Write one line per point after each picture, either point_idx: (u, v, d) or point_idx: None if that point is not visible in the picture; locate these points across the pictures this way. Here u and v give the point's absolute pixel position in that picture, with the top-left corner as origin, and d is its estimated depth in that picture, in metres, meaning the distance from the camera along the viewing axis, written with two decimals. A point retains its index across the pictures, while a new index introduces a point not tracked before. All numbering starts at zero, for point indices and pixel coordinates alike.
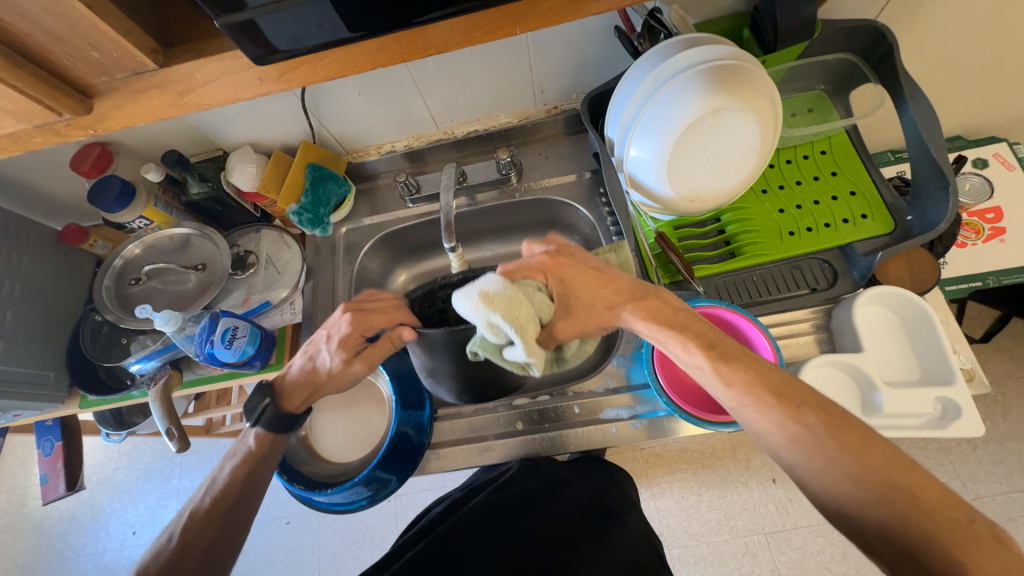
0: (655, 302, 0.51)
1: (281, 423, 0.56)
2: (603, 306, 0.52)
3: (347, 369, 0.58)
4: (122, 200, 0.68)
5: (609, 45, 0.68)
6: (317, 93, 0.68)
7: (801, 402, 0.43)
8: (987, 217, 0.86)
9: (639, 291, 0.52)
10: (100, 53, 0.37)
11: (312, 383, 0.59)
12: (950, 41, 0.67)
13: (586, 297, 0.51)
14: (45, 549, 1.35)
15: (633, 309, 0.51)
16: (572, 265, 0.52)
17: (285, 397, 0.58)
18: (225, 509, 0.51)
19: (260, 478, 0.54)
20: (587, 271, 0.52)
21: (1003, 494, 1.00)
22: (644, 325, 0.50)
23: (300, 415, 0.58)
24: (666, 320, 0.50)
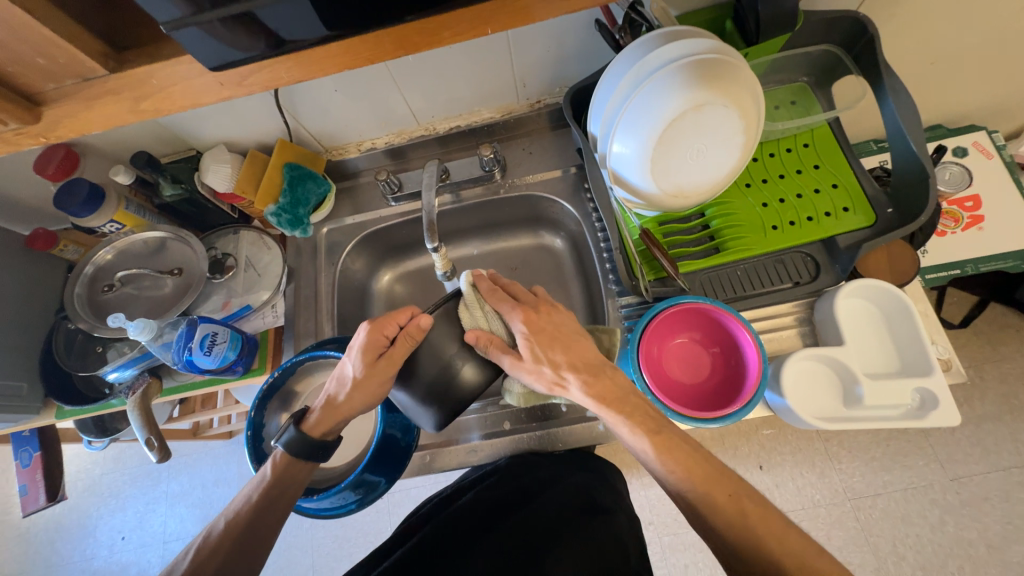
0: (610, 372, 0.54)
1: (305, 453, 0.55)
2: (559, 369, 0.52)
3: (366, 379, 0.53)
4: (90, 205, 0.66)
5: (589, 38, 0.67)
6: (291, 91, 0.66)
7: (733, 491, 0.46)
8: (966, 206, 0.87)
9: (596, 364, 0.54)
10: (46, 60, 0.35)
11: (330, 412, 0.56)
12: (928, 32, 0.67)
13: (549, 359, 0.52)
14: (31, 558, 1.33)
15: (581, 383, 0.52)
16: (549, 322, 0.55)
17: (309, 418, 0.56)
18: (241, 527, 0.52)
19: (285, 502, 0.55)
20: (552, 332, 0.54)
21: (981, 474, 1.03)
22: (591, 394, 0.51)
23: (323, 441, 0.56)
24: (619, 393, 0.52)
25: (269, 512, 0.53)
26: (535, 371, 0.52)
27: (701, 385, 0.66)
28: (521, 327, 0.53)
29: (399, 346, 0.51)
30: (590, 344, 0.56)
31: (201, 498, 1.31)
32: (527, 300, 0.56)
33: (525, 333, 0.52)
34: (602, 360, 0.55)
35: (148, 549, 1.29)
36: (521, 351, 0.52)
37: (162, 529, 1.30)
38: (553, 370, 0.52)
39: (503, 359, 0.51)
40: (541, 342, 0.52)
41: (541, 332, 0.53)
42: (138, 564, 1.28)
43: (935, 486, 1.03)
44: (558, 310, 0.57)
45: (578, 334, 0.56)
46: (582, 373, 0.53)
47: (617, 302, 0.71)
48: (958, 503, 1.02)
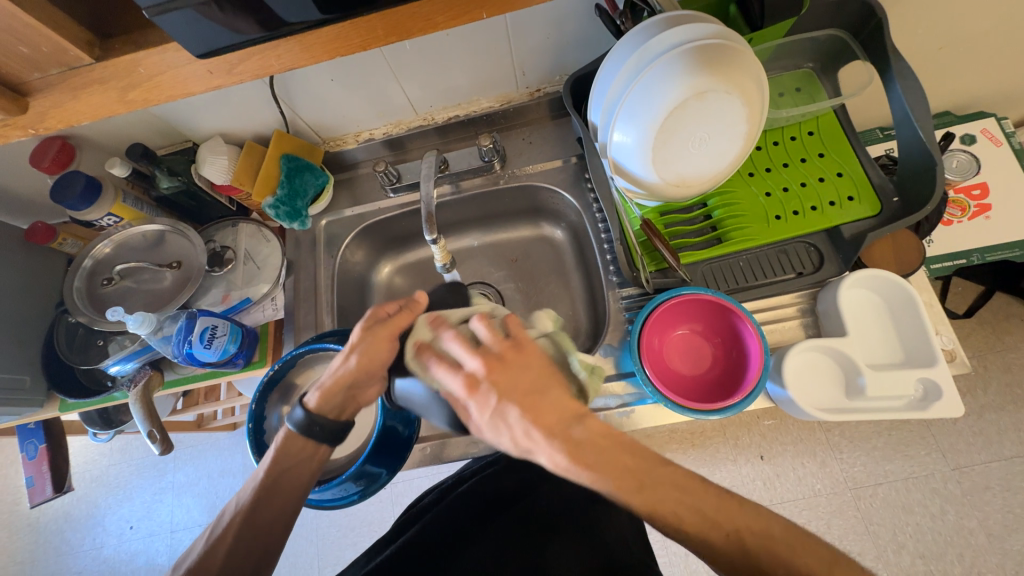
0: (579, 427, 0.42)
1: (304, 428, 0.54)
2: (524, 446, 0.42)
3: (368, 339, 0.54)
4: (87, 198, 0.66)
5: (589, 24, 0.65)
6: (287, 80, 0.65)
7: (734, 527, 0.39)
8: (973, 194, 0.85)
9: (565, 424, 0.42)
10: (29, 47, 0.34)
11: (327, 390, 0.54)
12: (938, 15, 0.65)
13: (507, 435, 0.42)
14: (42, 546, 1.35)
15: (550, 460, 0.41)
16: (504, 386, 0.43)
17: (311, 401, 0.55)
18: (249, 505, 0.53)
19: (296, 478, 0.55)
20: (504, 403, 0.42)
21: (982, 464, 1.02)
22: (562, 464, 0.41)
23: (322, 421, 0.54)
24: (605, 458, 0.41)
25: (279, 488, 0.54)
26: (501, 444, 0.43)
27: (701, 375, 0.66)
28: (471, 404, 0.43)
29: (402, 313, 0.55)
30: (557, 398, 0.43)
31: (207, 488, 1.33)
32: (472, 364, 0.44)
33: (477, 412, 0.43)
34: (572, 414, 0.42)
35: (156, 538, 1.31)
36: (481, 429, 0.44)
37: (169, 518, 1.32)
38: (515, 444, 0.42)
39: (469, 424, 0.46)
40: (493, 416, 0.42)
41: (498, 410, 0.42)
42: (146, 553, 1.30)
43: (936, 476, 1.03)
44: (514, 367, 0.44)
45: (543, 388, 0.43)
46: (548, 442, 0.41)
47: (618, 294, 0.71)
48: (960, 492, 1.02)
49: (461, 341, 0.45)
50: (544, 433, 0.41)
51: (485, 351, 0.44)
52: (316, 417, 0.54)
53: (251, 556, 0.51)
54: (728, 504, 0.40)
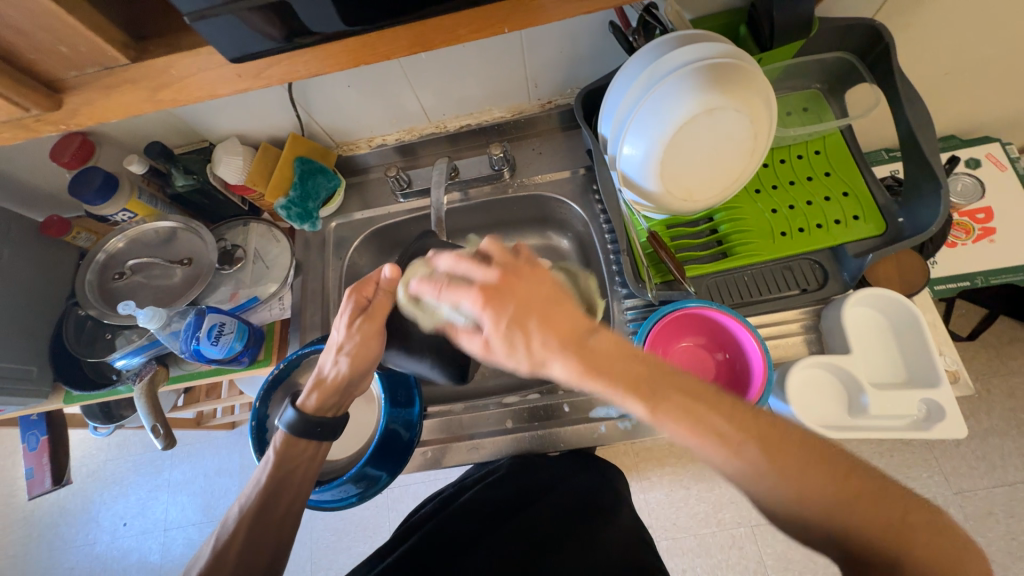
0: (598, 334, 0.39)
1: (303, 427, 0.55)
2: (540, 353, 0.38)
3: (356, 339, 0.55)
4: (104, 194, 0.67)
5: (603, 40, 0.67)
6: (305, 85, 0.67)
7: (743, 436, 0.35)
8: (978, 218, 0.86)
9: (582, 335, 0.39)
10: (68, 47, 0.36)
11: (326, 387, 0.57)
12: (945, 41, 0.67)
13: (522, 341, 0.39)
14: (35, 540, 1.34)
15: (569, 362, 0.38)
16: (520, 296, 0.40)
17: (306, 401, 0.57)
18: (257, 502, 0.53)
19: (300, 477, 0.56)
20: (524, 304, 0.40)
21: (985, 489, 1.02)
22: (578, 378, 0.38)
23: (322, 420, 0.57)
24: (622, 369, 0.37)
25: (284, 488, 0.55)
26: (512, 357, 0.39)
27: None
28: (484, 316, 0.39)
29: (383, 300, 0.55)
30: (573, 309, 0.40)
31: (203, 487, 1.32)
32: (488, 272, 0.41)
33: (492, 326, 0.39)
34: (585, 329, 0.39)
35: (149, 536, 1.30)
36: (493, 342, 0.40)
37: (163, 516, 1.32)
38: (528, 353, 0.39)
39: (473, 345, 0.42)
40: (509, 325, 0.39)
41: (512, 324, 0.39)
42: (139, 550, 1.29)
43: (938, 499, 1.02)
44: (528, 278, 0.41)
45: (558, 297, 0.41)
46: (563, 353, 0.38)
47: (622, 304, 0.71)
48: (962, 516, 1.01)
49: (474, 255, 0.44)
50: (562, 342, 0.38)
51: (500, 261, 0.42)
52: (312, 418, 0.56)
53: (259, 557, 0.52)
54: (742, 415, 0.36)
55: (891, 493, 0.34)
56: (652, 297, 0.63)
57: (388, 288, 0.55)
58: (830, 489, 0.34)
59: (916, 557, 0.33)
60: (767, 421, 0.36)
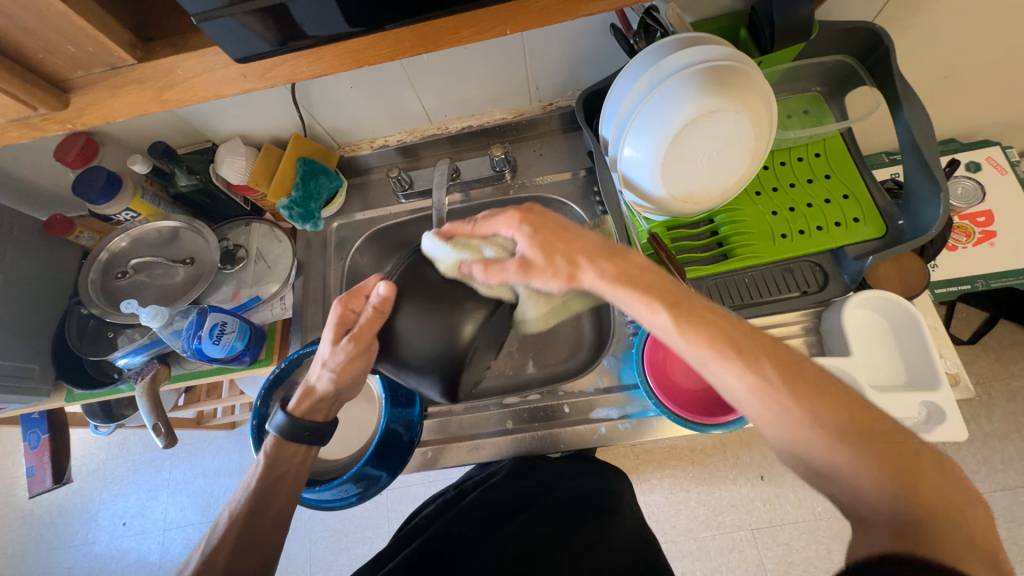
0: (618, 247, 0.48)
1: (291, 432, 0.56)
2: (572, 260, 0.47)
3: (341, 356, 0.54)
4: (107, 193, 0.67)
5: (604, 42, 0.67)
6: (308, 86, 0.67)
7: (757, 352, 0.40)
8: (978, 221, 0.86)
9: (605, 249, 0.48)
10: (76, 48, 0.37)
11: (315, 395, 0.58)
12: (945, 44, 0.67)
13: (557, 251, 0.47)
14: (34, 539, 1.34)
15: (595, 268, 0.47)
16: (548, 219, 0.49)
17: (297, 406, 0.58)
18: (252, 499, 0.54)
19: (290, 484, 0.56)
20: (556, 223, 0.49)
21: (986, 493, 1.01)
22: (605, 284, 0.46)
23: (312, 427, 0.57)
24: (639, 275, 0.46)
25: (276, 491, 0.55)
26: (546, 266, 0.47)
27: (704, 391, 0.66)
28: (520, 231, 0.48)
29: (371, 320, 0.50)
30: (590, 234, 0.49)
31: (202, 487, 1.32)
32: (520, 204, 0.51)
33: (527, 238, 0.48)
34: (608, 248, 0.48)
35: (148, 536, 1.30)
36: (529, 253, 0.48)
37: (162, 516, 1.32)
38: (564, 261, 0.47)
39: (510, 268, 0.47)
40: (543, 239, 0.48)
41: (546, 242, 0.48)
42: (137, 550, 1.29)
43: None
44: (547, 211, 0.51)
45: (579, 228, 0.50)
46: (592, 262, 0.47)
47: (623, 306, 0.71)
48: None
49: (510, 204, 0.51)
50: (587, 253, 0.47)
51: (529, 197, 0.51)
52: (301, 422, 0.56)
53: (253, 558, 0.52)
54: (758, 339, 0.41)
55: (902, 434, 0.36)
56: None
57: (376, 309, 0.50)
58: (842, 414, 0.37)
59: (920, 498, 0.34)
60: (782, 349, 0.40)
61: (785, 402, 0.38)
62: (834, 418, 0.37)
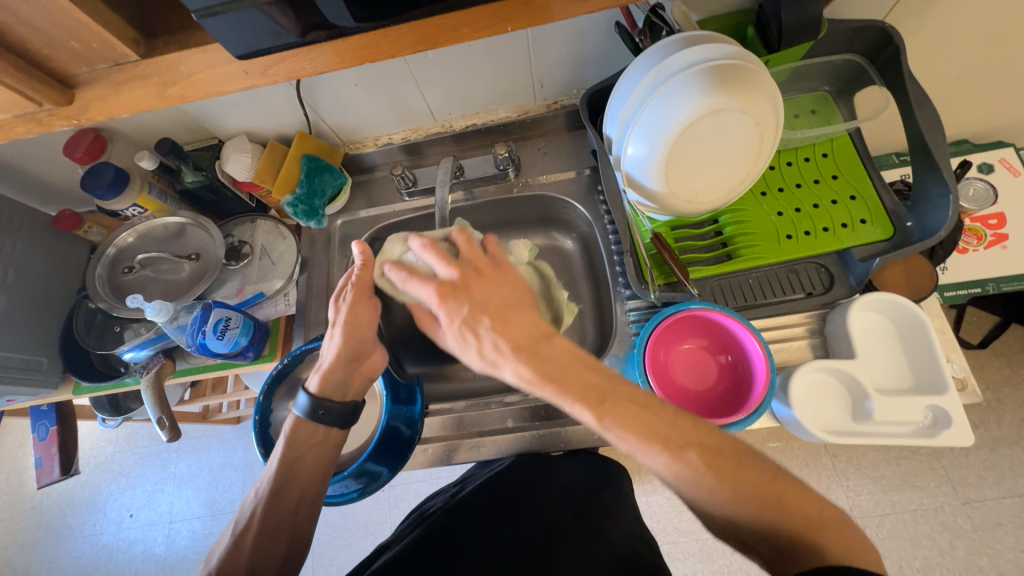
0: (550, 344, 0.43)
1: (310, 412, 0.55)
2: (493, 352, 0.43)
3: (344, 313, 0.52)
4: (114, 188, 0.68)
5: (609, 40, 0.67)
6: (312, 84, 0.68)
7: (683, 442, 0.41)
8: (990, 223, 0.85)
9: (532, 338, 0.43)
10: (81, 44, 0.37)
11: (327, 370, 0.55)
12: (957, 44, 0.66)
13: (473, 338, 0.44)
14: (43, 529, 1.37)
15: (517, 366, 0.43)
16: (475, 295, 0.45)
17: (320, 387, 0.56)
18: (262, 494, 0.54)
19: (311, 464, 0.56)
20: (492, 302, 0.44)
21: (994, 500, 1.00)
22: (526, 378, 0.43)
23: (342, 406, 0.56)
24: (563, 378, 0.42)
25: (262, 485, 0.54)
26: (464, 348, 0.45)
27: (708, 392, 0.66)
28: (441, 313, 0.44)
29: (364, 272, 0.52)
30: (523, 315, 0.44)
31: (207, 481, 1.34)
32: (448, 273, 0.46)
33: (447, 318, 0.44)
34: (540, 333, 0.44)
35: (154, 528, 1.32)
36: (444, 323, 0.45)
37: (168, 509, 1.33)
38: (480, 348, 0.44)
39: (438, 332, 0.48)
40: (463, 323, 0.44)
41: (469, 318, 0.44)
42: (144, 542, 1.31)
43: (946, 509, 1.01)
44: (487, 279, 0.46)
45: (514, 303, 0.45)
46: (514, 356, 0.43)
47: (626, 306, 0.71)
48: (970, 527, 0.99)
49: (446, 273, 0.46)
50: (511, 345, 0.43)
51: (460, 261, 0.46)
52: (321, 401, 0.55)
53: (271, 560, 0.53)
54: (684, 424, 0.42)
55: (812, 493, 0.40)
56: (655, 298, 0.63)
57: (362, 265, 0.52)
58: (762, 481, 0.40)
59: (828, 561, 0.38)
60: (705, 430, 0.42)
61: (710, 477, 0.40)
62: (755, 495, 0.40)
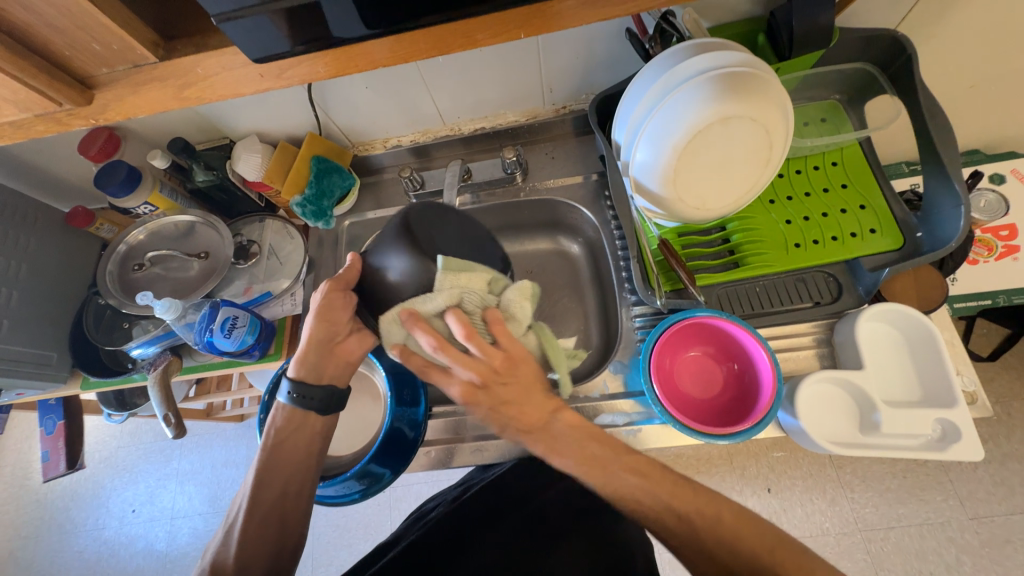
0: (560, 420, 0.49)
1: (296, 399, 0.56)
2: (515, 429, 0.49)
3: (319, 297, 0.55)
4: (127, 186, 0.68)
5: (620, 47, 0.67)
6: (324, 86, 0.68)
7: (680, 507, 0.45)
8: (1001, 235, 0.84)
9: (545, 419, 0.49)
10: (101, 46, 0.38)
11: (303, 355, 0.56)
12: (970, 55, 0.65)
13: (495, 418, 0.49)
14: (47, 522, 1.38)
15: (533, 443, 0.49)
16: (498, 390, 0.48)
17: (303, 374, 0.57)
18: (263, 489, 0.54)
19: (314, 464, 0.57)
20: (514, 397, 0.48)
21: (1002, 515, 0.99)
22: (540, 449, 0.50)
23: (328, 388, 0.57)
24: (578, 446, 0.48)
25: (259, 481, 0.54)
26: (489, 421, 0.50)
27: (713, 400, 0.65)
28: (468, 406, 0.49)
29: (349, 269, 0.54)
30: (539, 401, 0.49)
31: (210, 477, 1.34)
32: (470, 376, 0.46)
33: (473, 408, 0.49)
34: (551, 410, 0.50)
35: (156, 523, 1.33)
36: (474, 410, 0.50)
37: (171, 504, 1.34)
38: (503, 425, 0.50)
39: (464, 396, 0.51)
40: (487, 408, 0.49)
41: (491, 410, 0.49)
42: (146, 537, 1.32)
43: (953, 524, 1.00)
44: (508, 377, 0.48)
45: (532, 390, 0.49)
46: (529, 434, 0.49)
47: (631, 312, 0.71)
48: (977, 543, 0.98)
49: (469, 374, 0.46)
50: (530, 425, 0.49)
51: (481, 363, 0.46)
52: (305, 385, 0.56)
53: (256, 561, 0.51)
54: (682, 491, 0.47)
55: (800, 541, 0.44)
56: (661, 304, 0.63)
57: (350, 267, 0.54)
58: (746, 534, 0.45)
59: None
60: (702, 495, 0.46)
61: (699, 522, 0.45)
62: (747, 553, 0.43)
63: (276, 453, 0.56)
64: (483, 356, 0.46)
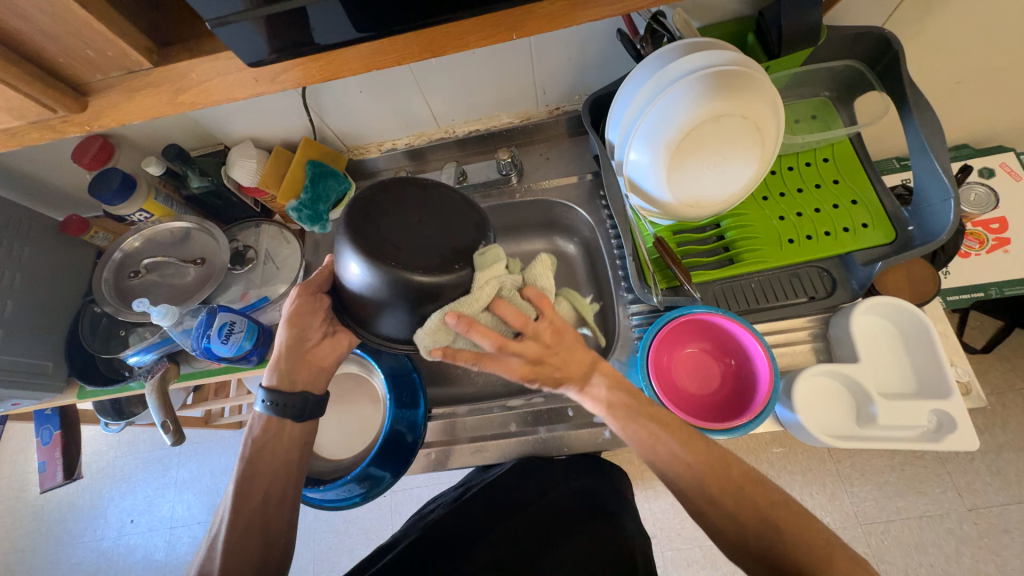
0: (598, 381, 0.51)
1: (274, 406, 0.55)
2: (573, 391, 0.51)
3: (292, 303, 0.57)
4: (122, 193, 0.68)
5: (611, 47, 0.67)
6: (317, 90, 0.68)
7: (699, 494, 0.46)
8: (992, 227, 0.85)
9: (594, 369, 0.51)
10: (94, 52, 0.38)
11: (280, 360, 0.57)
12: (957, 50, 0.66)
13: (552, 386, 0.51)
14: (44, 535, 1.36)
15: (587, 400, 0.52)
16: (554, 355, 0.49)
17: (280, 381, 0.57)
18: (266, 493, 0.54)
19: None
20: (569, 361, 0.49)
21: (999, 506, 0.99)
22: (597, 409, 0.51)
23: (302, 395, 0.57)
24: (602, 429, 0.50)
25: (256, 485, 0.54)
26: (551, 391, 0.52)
27: (711, 397, 0.66)
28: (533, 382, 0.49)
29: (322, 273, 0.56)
30: (584, 353, 0.50)
31: (209, 485, 1.34)
32: (528, 352, 0.47)
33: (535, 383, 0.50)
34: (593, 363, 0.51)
35: (155, 533, 1.32)
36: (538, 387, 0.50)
37: (169, 513, 1.33)
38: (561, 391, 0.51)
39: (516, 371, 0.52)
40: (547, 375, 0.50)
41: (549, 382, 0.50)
42: (144, 547, 1.31)
43: (952, 515, 1.00)
44: (560, 340, 0.49)
45: (577, 351, 0.50)
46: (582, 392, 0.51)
47: (628, 310, 0.71)
48: (976, 534, 0.99)
49: (528, 350, 0.47)
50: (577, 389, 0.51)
51: (536, 335, 0.47)
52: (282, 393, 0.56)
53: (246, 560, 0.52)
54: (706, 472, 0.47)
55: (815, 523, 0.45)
56: (658, 301, 0.63)
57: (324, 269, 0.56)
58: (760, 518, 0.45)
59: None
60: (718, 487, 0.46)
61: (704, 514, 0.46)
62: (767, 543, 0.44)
63: (273, 456, 0.56)
64: (536, 330, 0.46)
